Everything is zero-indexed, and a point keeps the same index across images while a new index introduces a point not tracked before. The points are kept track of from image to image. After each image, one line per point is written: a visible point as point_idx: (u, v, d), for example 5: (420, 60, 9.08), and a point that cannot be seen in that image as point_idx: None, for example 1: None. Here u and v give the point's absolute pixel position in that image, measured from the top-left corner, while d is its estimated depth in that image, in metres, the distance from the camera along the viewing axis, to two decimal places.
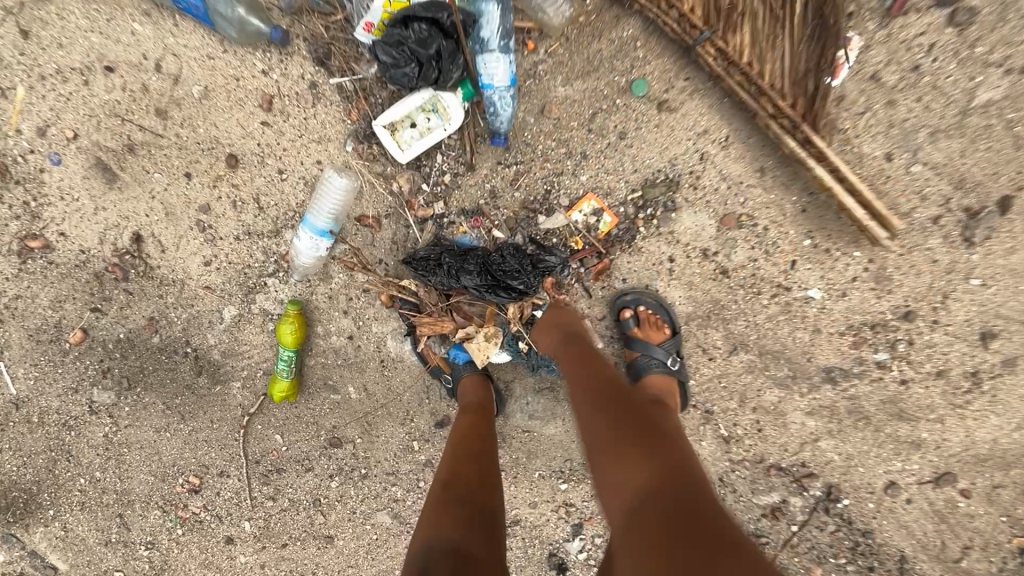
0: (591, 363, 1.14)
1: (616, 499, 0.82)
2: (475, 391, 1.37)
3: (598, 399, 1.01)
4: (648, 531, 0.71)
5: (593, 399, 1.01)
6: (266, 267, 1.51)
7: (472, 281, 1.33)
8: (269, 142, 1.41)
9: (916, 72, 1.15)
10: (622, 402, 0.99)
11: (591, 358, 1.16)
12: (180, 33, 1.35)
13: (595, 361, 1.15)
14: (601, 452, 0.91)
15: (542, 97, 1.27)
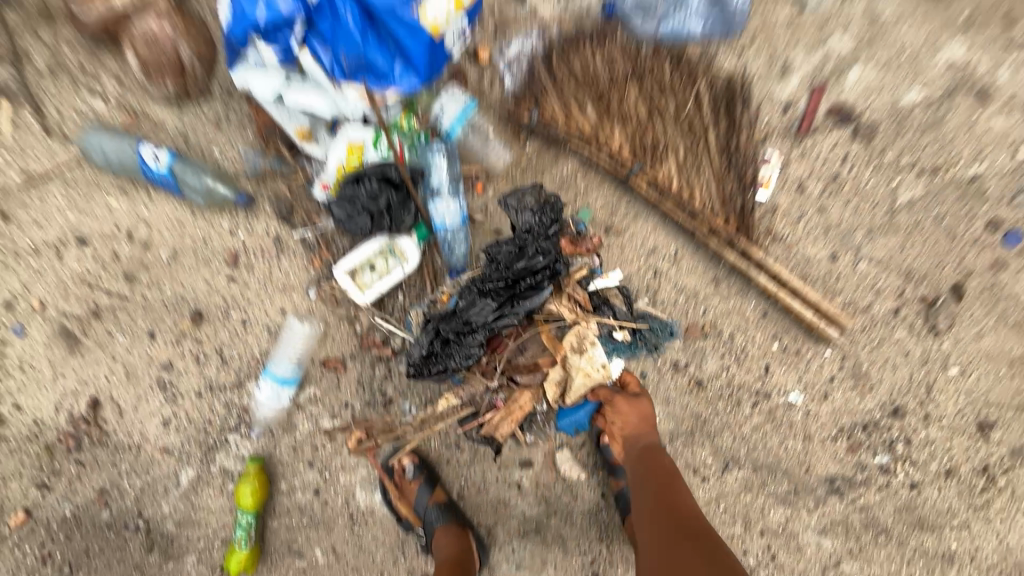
0: (661, 474, 1.11)
1: None
2: (630, 414, 1.21)
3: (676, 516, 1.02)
4: None
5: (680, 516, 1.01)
6: (227, 422, 1.44)
7: (491, 311, 1.21)
8: (234, 295, 1.43)
9: (838, 178, 1.24)
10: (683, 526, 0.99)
11: (670, 464, 1.13)
12: (151, 203, 1.43)
13: (660, 468, 1.12)
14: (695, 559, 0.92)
15: (494, 230, 1.33)
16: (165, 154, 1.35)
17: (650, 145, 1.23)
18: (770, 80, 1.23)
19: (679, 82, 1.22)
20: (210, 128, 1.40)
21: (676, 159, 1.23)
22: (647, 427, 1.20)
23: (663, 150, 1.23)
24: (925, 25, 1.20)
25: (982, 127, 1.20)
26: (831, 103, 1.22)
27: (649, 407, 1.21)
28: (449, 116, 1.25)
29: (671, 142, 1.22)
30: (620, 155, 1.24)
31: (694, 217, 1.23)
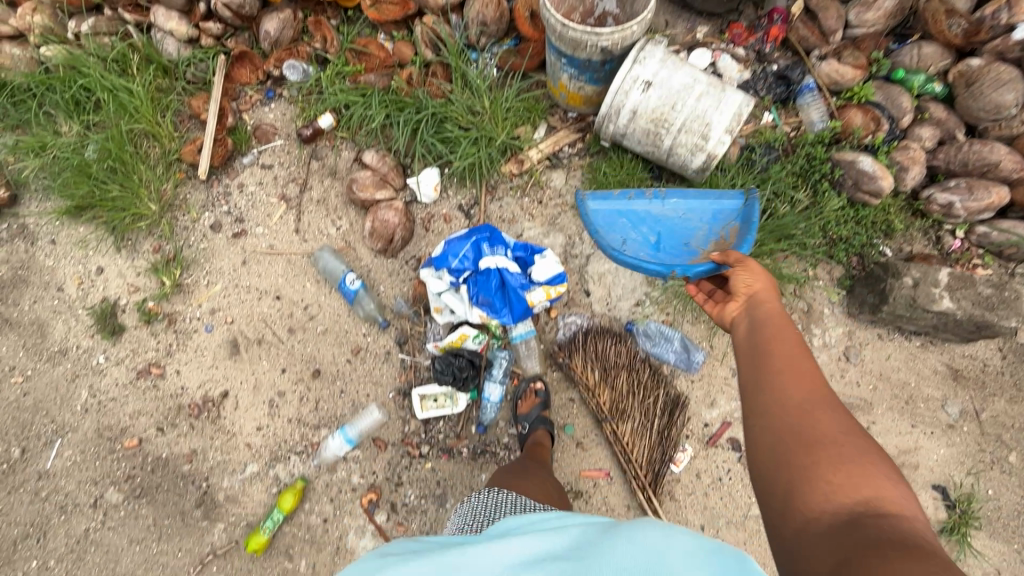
0: (792, 356, 1.10)
1: (787, 400, 1.02)
2: (750, 279, 1.36)
3: (804, 390, 1.02)
4: (816, 435, 0.94)
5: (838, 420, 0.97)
6: (296, 446, 2.15)
7: None
8: (344, 371, 2.22)
9: (721, 481, 1.99)
10: (793, 363, 1.08)
11: (792, 337, 1.15)
12: (328, 297, 2.30)
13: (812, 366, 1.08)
14: (795, 382, 1.04)
15: (508, 408, 2.10)
16: (358, 283, 2.21)
17: (620, 408, 2.02)
18: (702, 405, 2.04)
19: (643, 370, 2.06)
20: (384, 274, 2.30)
21: (633, 424, 2.00)
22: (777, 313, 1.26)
23: (627, 415, 2.01)
24: None
25: None
26: (731, 435, 2.01)
27: (773, 280, 1.36)
28: (519, 330, 2.06)
29: (634, 414, 2.01)
30: (603, 405, 2.03)
31: (628, 463, 1.98)
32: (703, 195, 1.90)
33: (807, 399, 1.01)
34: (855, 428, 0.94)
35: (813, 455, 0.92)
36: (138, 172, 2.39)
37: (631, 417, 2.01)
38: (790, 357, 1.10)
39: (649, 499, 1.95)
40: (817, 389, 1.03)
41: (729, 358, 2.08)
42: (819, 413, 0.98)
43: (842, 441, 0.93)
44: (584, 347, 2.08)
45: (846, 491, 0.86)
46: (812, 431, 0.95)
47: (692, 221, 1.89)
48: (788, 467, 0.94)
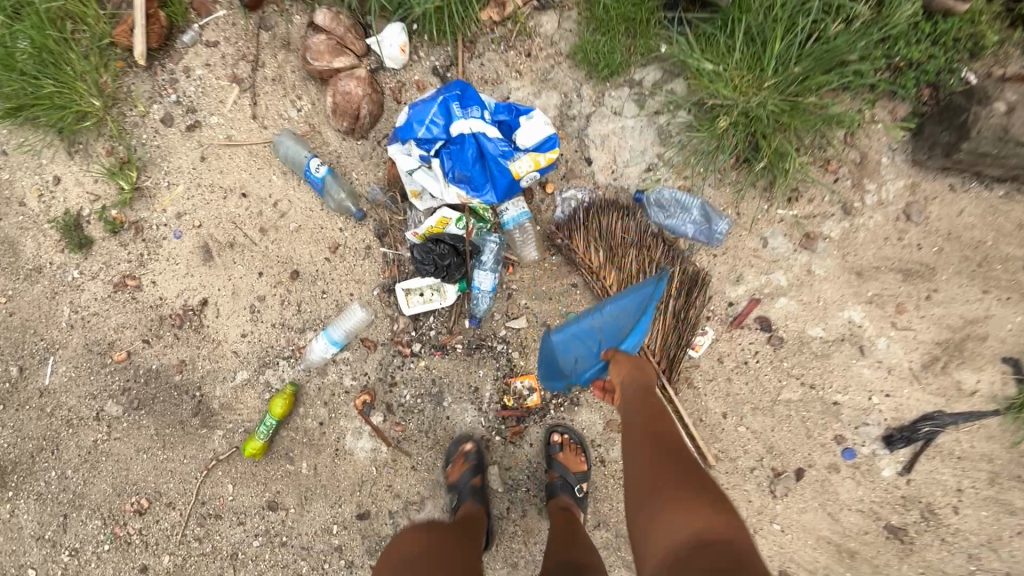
0: (652, 429, 1.29)
1: (642, 466, 1.22)
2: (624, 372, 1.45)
3: (647, 454, 1.23)
4: (661, 494, 1.12)
5: (681, 472, 1.15)
6: (283, 351, 2.02)
7: None
8: (323, 270, 2.03)
9: (746, 365, 1.74)
10: (638, 430, 1.31)
11: (646, 398, 1.37)
12: (298, 190, 2.05)
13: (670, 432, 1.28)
14: (645, 452, 1.24)
15: (504, 298, 1.88)
16: (324, 168, 1.94)
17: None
18: (726, 282, 1.74)
19: (655, 247, 1.76)
20: (355, 159, 2.00)
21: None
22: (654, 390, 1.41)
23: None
24: (843, 287, 1.71)
25: (855, 371, 1.69)
26: (760, 313, 1.73)
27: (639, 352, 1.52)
28: (509, 214, 1.80)
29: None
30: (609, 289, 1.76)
31: (639, 350, 1.75)
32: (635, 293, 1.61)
33: (654, 466, 1.19)
34: (689, 475, 1.14)
35: (658, 509, 1.11)
36: (68, 63, 2.06)
37: None
38: (641, 423, 1.31)
39: (664, 387, 1.73)
40: (662, 448, 1.23)
41: (760, 225, 1.74)
42: (661, 471, 1.17)
43: (678, 492, 1.11)
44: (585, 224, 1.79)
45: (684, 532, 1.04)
46: (660, 483, 1.15)
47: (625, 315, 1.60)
48: (647, 524, 1.13)
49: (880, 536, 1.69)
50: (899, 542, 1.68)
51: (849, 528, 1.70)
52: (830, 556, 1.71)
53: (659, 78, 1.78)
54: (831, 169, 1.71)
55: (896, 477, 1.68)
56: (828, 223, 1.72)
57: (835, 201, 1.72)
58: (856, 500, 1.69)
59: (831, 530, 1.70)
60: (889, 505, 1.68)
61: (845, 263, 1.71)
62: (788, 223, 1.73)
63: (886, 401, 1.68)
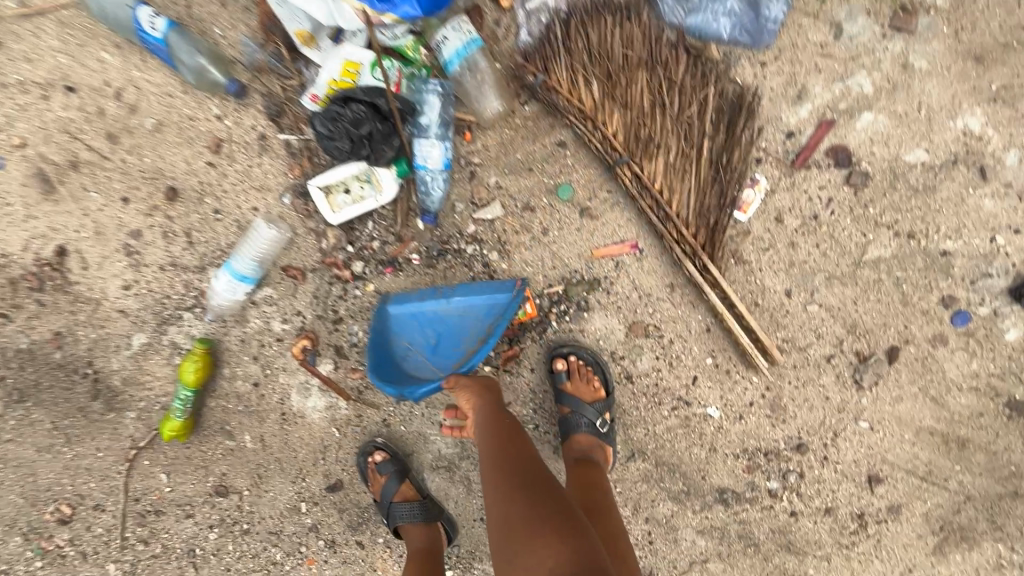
0: (501, 460, 1.10)
1: (501, 504, 1.00)
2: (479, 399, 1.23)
3: (512, 483, 1.03)
4: (533, 520, 0.94)
5: (526, 502, 0.97)
6: (185, 299, 1.49)
7: None
8: (210, 181, 1.44)
9: (816, 220, 1.24)
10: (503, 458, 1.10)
11: (505, 431, 1.17)
12: (145, 69, 1.40)
13: (520, 453, 1.11)
14: (511, 481, 1.04)
15: (466, 180, 1.32)
16: (162, 22, 1.27)
17: (643, 137, 1.21)
18: (783, 102, 1.20)
19: (676, 66, 1.18)
20: (215, 6, 1.34)
21: (667, 158, 1.21)
22: (509, 412, 1.22)
23: (656, 146, 1.21)
24: (954, 84, 1.16)
25: (971, 205, 1.19)
26: (834, 142, 1.20)
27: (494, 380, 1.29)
28: (450, 46, 1.19)
29: (666, 141, 1.20)
30: (613, 140, 1.22)
31: (665, 221, 1.23)
32: (478, 292, 1.31)
33: (516, 498, 0.99)
34: (563, 505, 0.97)
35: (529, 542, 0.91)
36: None
37: (663, 148, 1.21)
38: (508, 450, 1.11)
39: (705, 267, 1.23)
40: (527, 477, 1.04)
41: (833, 3, 1.16)
42: (526, 500, 0.98)
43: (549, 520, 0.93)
44: (568, 48, 1.20)
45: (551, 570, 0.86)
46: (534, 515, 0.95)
47: (469, 318, 1.33)
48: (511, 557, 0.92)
49: (999, 416, 1.29)
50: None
51: (959, 413, 1.29)
52: (933, 450, 1.32)
53: None
54: None
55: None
56: None
57: None
58: (969, 376, 1.27)
59: (935, 419, 1.30)
60: (1012, 376, 1.26)
61: (956, 47, 1.15)
62: None
63: (1016, 241, 1.20)
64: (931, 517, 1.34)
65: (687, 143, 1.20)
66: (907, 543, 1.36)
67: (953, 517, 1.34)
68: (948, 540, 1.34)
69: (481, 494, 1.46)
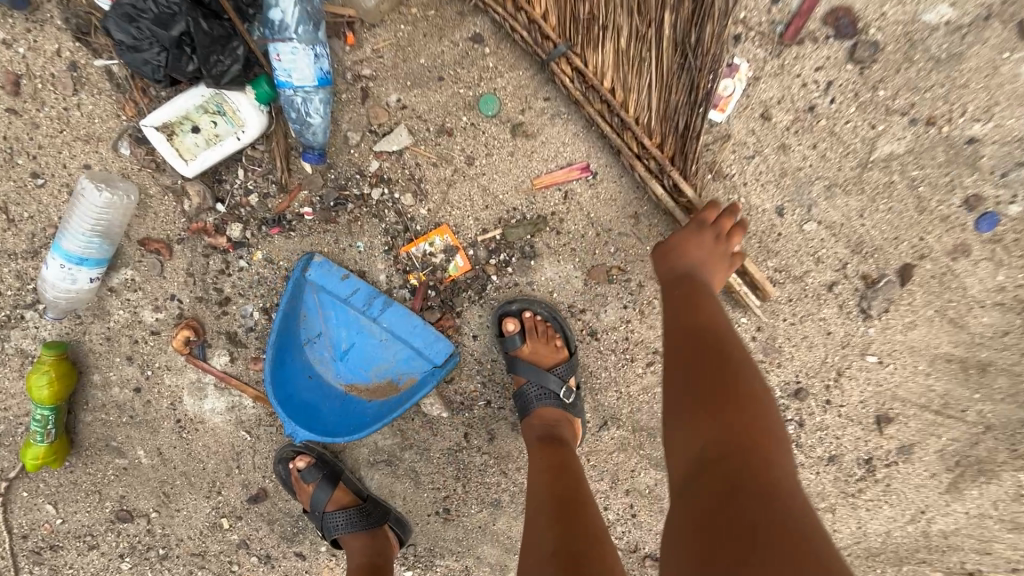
0: (693, 307, 0.84)
1: (675, 374, 0.77)
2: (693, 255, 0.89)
3: (690, 351, 0.78)
4: (696, 400, 0.71)
5: (691, 379, 0.74)
6: (19, 297, 1.14)
7: None
8: (15, 134, 1.06)
9: (812, 113, 0.96)
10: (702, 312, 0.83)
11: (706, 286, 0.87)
12: None
13: (696, 317, 0.82)
14: (693, 343, 0.79)
15: (358, 100, 1.00)
16: None
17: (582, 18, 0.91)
18: None
19: None
20: None
21: (618, 43, 0.91)
22: (719, 252, 0.90)
23: (601, 28, 0.90)
24: None
25: (1006, 74, 0.93)
26: (832, 4, 0.91)
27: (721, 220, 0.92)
28: None
29: (614, 20, 0.90)
30: (544, 23, 0.91)
31: (621, 130, 0.94)
32: (409, 333, 1.10)
33: (695, 368, 0.75)
34: (736, 385, 0.71)
35: (704, 419, 0.69)
36: None
37: (610, 29, 0.90)
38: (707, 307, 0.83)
39: (675, 188, 0.94)
40: (704, 346, 0.78)
41: None
42: (701, 375, 0.74)
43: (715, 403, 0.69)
44: None
45: (716, 459, 0.64)
46: (704, 391, 0.72)
47: (390, 351, 1.14)
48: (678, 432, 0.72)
49: None
50: None
51: (982, 334, 1.09)
52: (950, 380, 1.12)
53: None
54: None
55: None
56: None
57: None
58: (995, 291, 1.05)
59: (953, 344, 1.10)
60: None
61: None
62: None
63: None
64: (946, 453, 1.17)
65: (639, 17, 0.89)
66: (919, 483, 1.19)
67: (971, 450, 1.17)
68: (965, 475, 1.18)
69: (433, 486, 1.23)
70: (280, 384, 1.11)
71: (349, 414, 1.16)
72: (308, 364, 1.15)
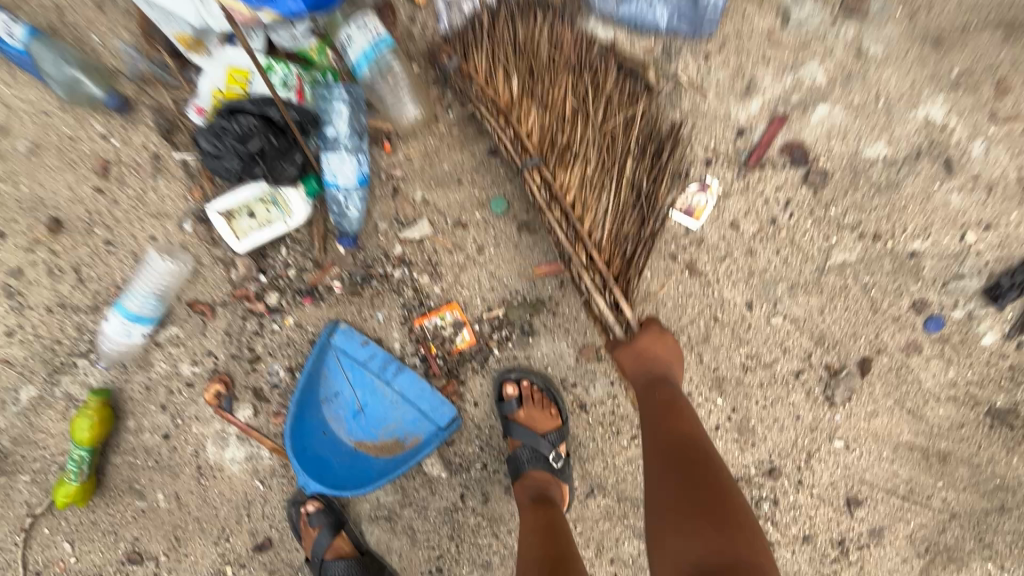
0: (667, 417, 0.91)
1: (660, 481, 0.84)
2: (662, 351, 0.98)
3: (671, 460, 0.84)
4: (687, 511, 0.77)
5: (679, 490, 0.80)
6: (77, 345, 1.30)
7: None
8: (98, 208, 1.25)
9: (775, 224, 1.13)
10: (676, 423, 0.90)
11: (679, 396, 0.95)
12: (12, 82, 1.22)
13: (674, 429, 0.89)
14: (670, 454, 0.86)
15: (389, 196, 1.18)
16: (21, 29, 1.12)
17: (559, 146, 1.04)
18: (730, 97, 1.10)
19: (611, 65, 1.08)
20: (90, 8, 1.17)
21: (586, 168, 1.03)
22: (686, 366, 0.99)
23: (573, 155, 1.03)
24: (912, 70, 1.07)
25: (938, 201, 1.09)
26: (787, 138, 1.10)
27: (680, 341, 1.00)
28: (356, 48, 1.06)
29: (585, 152, 1.03)
30: (525, 141, 1.04)
31: (574, 242, 1.01)
32: (419, 395, 1.23)
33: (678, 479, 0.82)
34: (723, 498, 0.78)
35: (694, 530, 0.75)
36: None
37: (581, 157, 1.03)
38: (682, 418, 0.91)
39: (616, 306, 0.99)
40: (687, 456, 0.84)
41: None
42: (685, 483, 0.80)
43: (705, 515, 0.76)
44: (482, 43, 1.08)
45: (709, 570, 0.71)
46: (691, 501, 0.78)
47: (398, 412, 1.26)
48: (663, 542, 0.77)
49: (980, 427, 1.18)
50: (1008, 430, 1.18)
51: (939, 425, 1.19)
52: (914, 467, 1.21)
53: None
54: None
55: (1003, 343, 1.14)
56: None
57: None
58: (947, 386, 1.17)
59: (913, 433, 1.20)
60: (993, 383, 1.16)
61: (911, 30, 1.06)
62: None
63: (988, 238, 1.10)
64: (915, 539, 1.24)
65: (606, 147, 1.04)
66: (891, 568, 1.25)
67: (939, 537, 1.23)
68: (935, 562, 1.24)
69: (428, 544, 1.30)
70: (297, 437, 1.22)
71: (355, 467, 1.27)
72: (322, 421, 1.27)
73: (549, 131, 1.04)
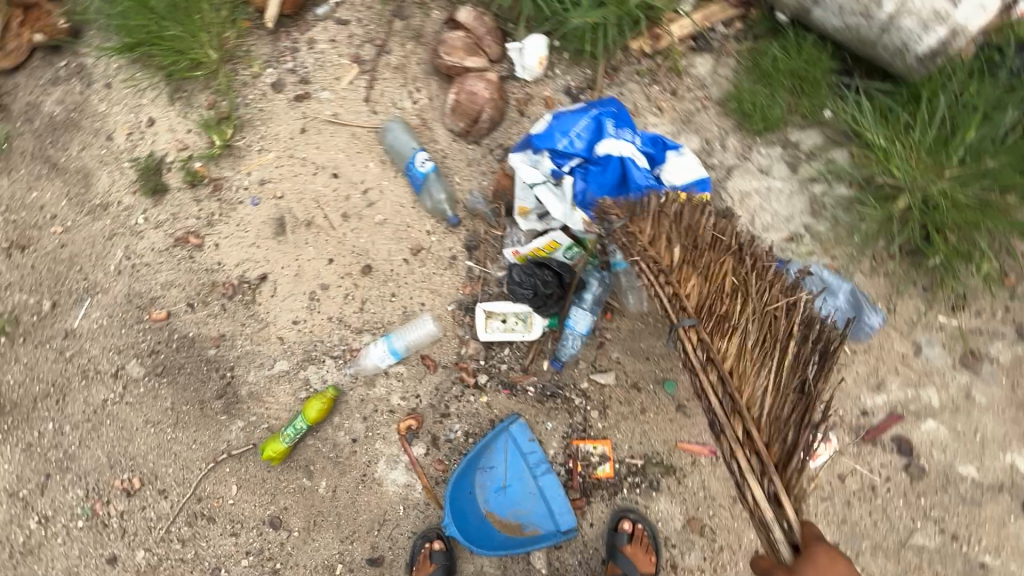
0: None
1: None
2: None
3: None
4: None
5: None
6: (334, 348, 1.81)
7: None
8: (399, 271, 1.83)
9: (874, 491, 1.44)
10: None
11: None
12: (393, 182, 1.90)
13: None
14: None
15: (593, 347, 1.64)
16: (430, 164, 1.79)
17: (717, 314, 1.21)
18: (865, 386, 1.48)
19: None
20: (463, 163, 1.85)
21: (742, 342, 1.16)
22: None
23: (730, 326, 1.19)
24: (1007, 424, 1.44)
25: (1009, 530, 1.41)
26: (899, 433, 1.46)
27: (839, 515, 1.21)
28: None
29: (743, 324, 1.18)
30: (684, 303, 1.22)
31: (729, 410, 1.13)
32: (554, 499, 1.60)
33: None
34: None
35: None
36: (198, 11, 1.91)
37: (739, 328, 1.18)
38: None
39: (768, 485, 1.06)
40: None
41: (917, 330, 1.49)
42: None
43: None
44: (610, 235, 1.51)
45: None
46: None
47: (532, 502, 1.62)
48: None
49: None
50: None
51: None
52: None
53: (819, 144, 1.63)
54: (1008, 284, 1.49)
55: None
56: (998, 345, 1.47)
57: (1008, 321, 1.47)
58: None
59: None
60: None
61: (1013, 397, 1.45)
62: (950, 334, 1.48)
63: None
64: None
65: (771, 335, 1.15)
66: None
67: None
68: None
69: None
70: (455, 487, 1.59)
71: (480, 532, 1.61)
72: (473, 484, 1.63)
73: (710, 298, 1.21)
